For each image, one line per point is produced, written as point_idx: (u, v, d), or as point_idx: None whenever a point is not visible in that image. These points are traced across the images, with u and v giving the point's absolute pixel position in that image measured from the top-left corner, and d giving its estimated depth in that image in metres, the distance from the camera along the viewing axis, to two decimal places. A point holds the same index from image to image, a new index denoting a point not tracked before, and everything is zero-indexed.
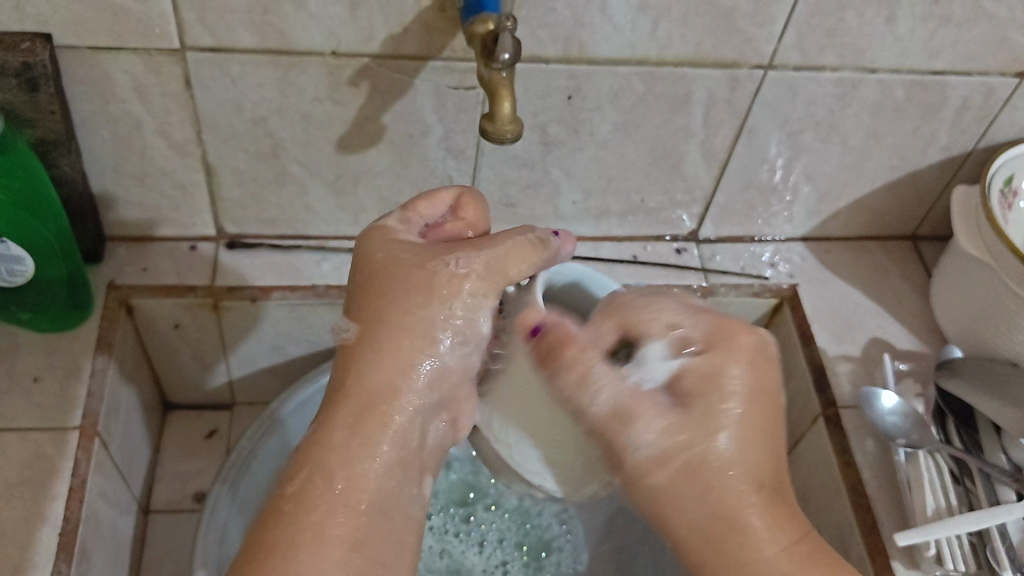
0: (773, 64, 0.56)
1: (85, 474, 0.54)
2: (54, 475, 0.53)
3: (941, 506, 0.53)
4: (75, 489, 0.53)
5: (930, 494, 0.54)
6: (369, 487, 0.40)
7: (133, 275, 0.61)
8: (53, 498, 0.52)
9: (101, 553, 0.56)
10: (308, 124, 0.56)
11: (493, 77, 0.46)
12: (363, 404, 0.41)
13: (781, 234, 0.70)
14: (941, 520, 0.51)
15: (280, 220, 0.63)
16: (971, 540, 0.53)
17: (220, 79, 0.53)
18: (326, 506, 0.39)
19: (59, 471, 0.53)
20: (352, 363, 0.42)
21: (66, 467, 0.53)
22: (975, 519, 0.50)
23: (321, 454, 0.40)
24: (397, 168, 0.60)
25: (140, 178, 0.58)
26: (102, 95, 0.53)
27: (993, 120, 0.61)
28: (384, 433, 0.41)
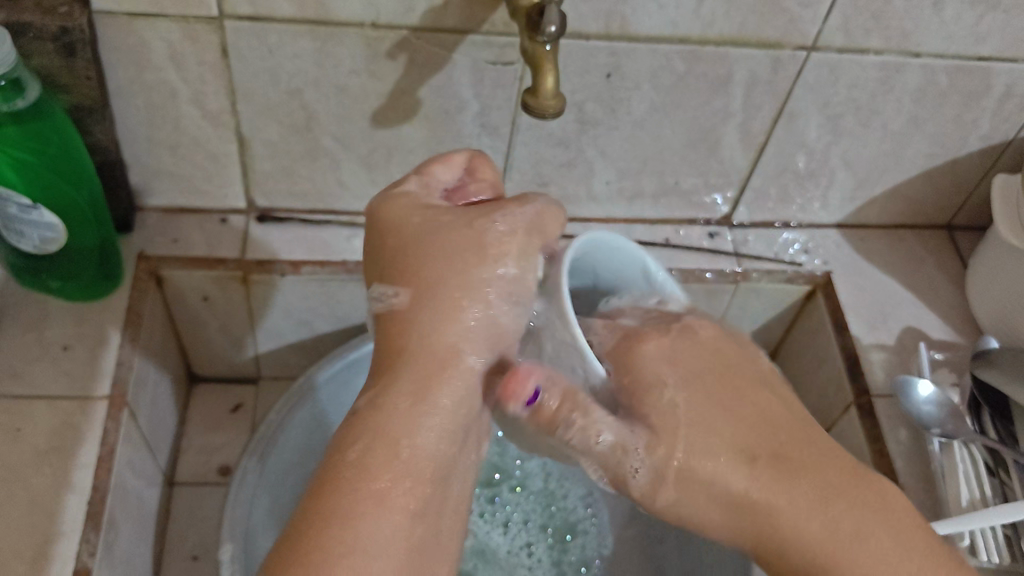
0: (816, 45, 0.55)
1: (114, 443, 0.53)
2: (83, 444, 0.53)
3: (976, 497, 0.53)
4: (103, 459, 0.52)
5: (964, 485, 0.53)
6: (421, 448, 0.39)
7: (163, 246, 0.61)
8: (82, 467, 0.52)
9: (128, 523, 0.56)
10: (343, 97, 0.56)
11: (536, 50, 0.46)
12: (420, 377, 0.40)
13: (815, 220, 0.69)
14: (977, 511, 0.51)
15: (311, 195, 0.63)
16: (1005, 532, 0.52)
17: (257, 49, 0.52)
18: (381, 470, 0.38)
19: (88, 440, 0.53)
20: (400, 325, 0.41)
21: (95, 436, 0.53)
22: (1010, 511, 0.49)
23: (374, 420, 0.39)
24: (431, 144, 0.60)
25: (172, 148, 0.58)
26: (139, 63, 0.52)
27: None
28: (440, 396, 0.40)
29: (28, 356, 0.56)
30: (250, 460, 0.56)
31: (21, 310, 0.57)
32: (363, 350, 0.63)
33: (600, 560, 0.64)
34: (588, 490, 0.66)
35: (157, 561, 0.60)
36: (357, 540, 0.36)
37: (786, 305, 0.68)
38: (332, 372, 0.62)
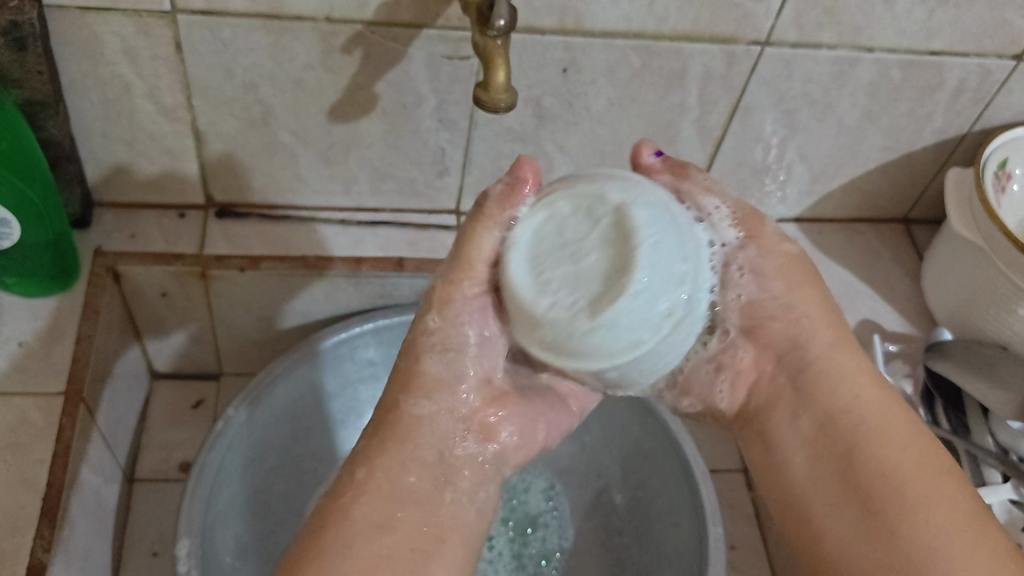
0: (769, 40, 0.55)
1: (69, 440, 0.53)
2: (38, 440, 0.52)
3: None
4: (58, 455, 0.52)
5: None
6: (409, 485, 0.40)
7: (120, 242, 0.61)
8: (37, 463, 0.52)
9: (84, 520, 0.55)
10: (299, 92, 0.56)
11: (486, 44, 0.46)
12: (392, 418, 0.42)
13: (775, 215, 0.69)
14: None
15: (269, 190, 0.62)
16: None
17: (211, 43, 0.52)
18: (374, 516, 0.38)
19: (43, 436, 0.53)
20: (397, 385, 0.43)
21: (50, 432, 0.53)
22: None
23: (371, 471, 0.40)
24: (390, 139, 0.60)
25: (128, 143, 0.58)
26: (91, 57, 0.52)
27: (989, 104, 0.61)
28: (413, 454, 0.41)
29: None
30: (208, 456, 0.56)
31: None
32: (324, 346, 0.63)
33: (560, 553, 0.64)
34: (549, 483, 0.67)
35: (115, 558, 0.60)
36: (350, 547, 0.37)
37: None
38: (294, 367, 0.62)
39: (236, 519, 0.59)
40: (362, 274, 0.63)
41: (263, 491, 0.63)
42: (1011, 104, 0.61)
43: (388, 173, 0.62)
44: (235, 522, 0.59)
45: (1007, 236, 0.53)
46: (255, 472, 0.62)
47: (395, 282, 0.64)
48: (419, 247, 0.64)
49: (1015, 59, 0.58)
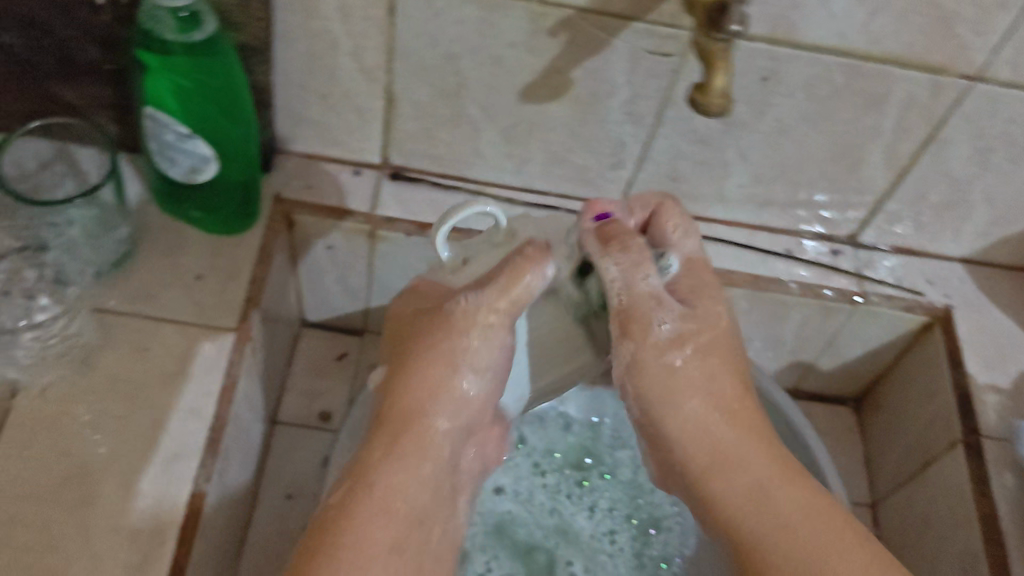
0: (982, 75, 0.54)
1: (236, 376, 0.55)
2: (206, 373, 0.54)
3: None
4: (226, 389, 0.54)
5: None
6: (412, 504, 0.46)
7: (299, 192, 0.62)
8: (205, 395, 0.54)
9: (236, 457, 0.57)
10: (498, 68, 0.56)
11: (709, 46, 0.46)
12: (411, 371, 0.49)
13: (946, 253, 0.68)
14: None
15: (445, 158, 0.64)
16: None
17: (424, 9, 0.53)
18: (386, 504, 0.46)
19: (213, 370, 0.54)
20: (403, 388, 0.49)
21: (220, 365, 0.55)
22: None
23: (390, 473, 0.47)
24: (576, 125, 0.60)
25: (323, 98, 0.59)
26: (306, 10, 0.53)
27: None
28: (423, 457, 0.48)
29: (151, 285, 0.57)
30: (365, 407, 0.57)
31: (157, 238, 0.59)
32: None
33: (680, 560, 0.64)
34: None
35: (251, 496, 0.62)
36: (365, 531, 0.44)
37: (902, 331, 0.67)
38: None
39: None
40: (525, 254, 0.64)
41: None
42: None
43: (564, 157, 0.63)
44: None
45: None
46: None
47: None
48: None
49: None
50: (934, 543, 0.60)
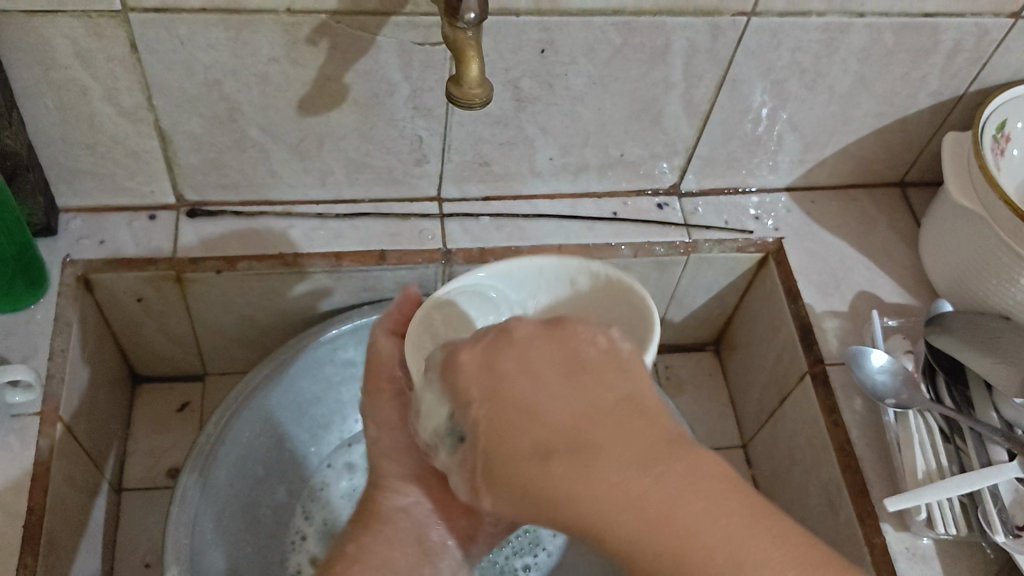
0: (755, 11, 0.62)
1: (47, 463, 0.61)
2: (19, 470, 0.60)
3: (931, 468, 0.62)
4: (37, 481, 0.60)
5: (921, 457, 0.62)
6: None
7: (94, 326, 0.71)
8: (18, 488, 0.59)
9: (65, 542, 0.63)
10: (253, 195, 0.72)
11: (459, 37, 0.50)
12: None
13: (765, 185, 0.80)
14: (928, 486, 0.60)
15: (296, 310, 0.76)
16: (941, 427, 0.65)
17: (198, 167, 0.69)
18: None
19: (23, 460, 0.60)
20: None
21: (29, 454, 0.60)
22: (955, 485, 0.59)
23: None
24: (317, 246, 0.72)
25: (125, 244, 0.70)
26: (91, 150, 0.66)
27: (986, 62, 0.69)
28: None
29: (174, 416, 0.80)
30: (194, 475, 0.65)
31: (8, 337, 0.65)
32: (300, 358, 0.73)
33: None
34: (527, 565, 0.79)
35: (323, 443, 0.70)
36: None
37: (705, 329, 0.86)
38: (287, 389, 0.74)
39: (240, 517, 0.71)
40: (342, 267, 0.72)
41: (254, 493, 0.73)
42: (1007, 63, 0.70)
43: None
44: (229, 536, 0.69)
45: (1003, 203, 0.63)
46: (271, 520, 0.75)
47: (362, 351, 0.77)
48: (400, 238, 0.73)
49: (1009, 18, 0.66)
50: (797, 479, 0.72)
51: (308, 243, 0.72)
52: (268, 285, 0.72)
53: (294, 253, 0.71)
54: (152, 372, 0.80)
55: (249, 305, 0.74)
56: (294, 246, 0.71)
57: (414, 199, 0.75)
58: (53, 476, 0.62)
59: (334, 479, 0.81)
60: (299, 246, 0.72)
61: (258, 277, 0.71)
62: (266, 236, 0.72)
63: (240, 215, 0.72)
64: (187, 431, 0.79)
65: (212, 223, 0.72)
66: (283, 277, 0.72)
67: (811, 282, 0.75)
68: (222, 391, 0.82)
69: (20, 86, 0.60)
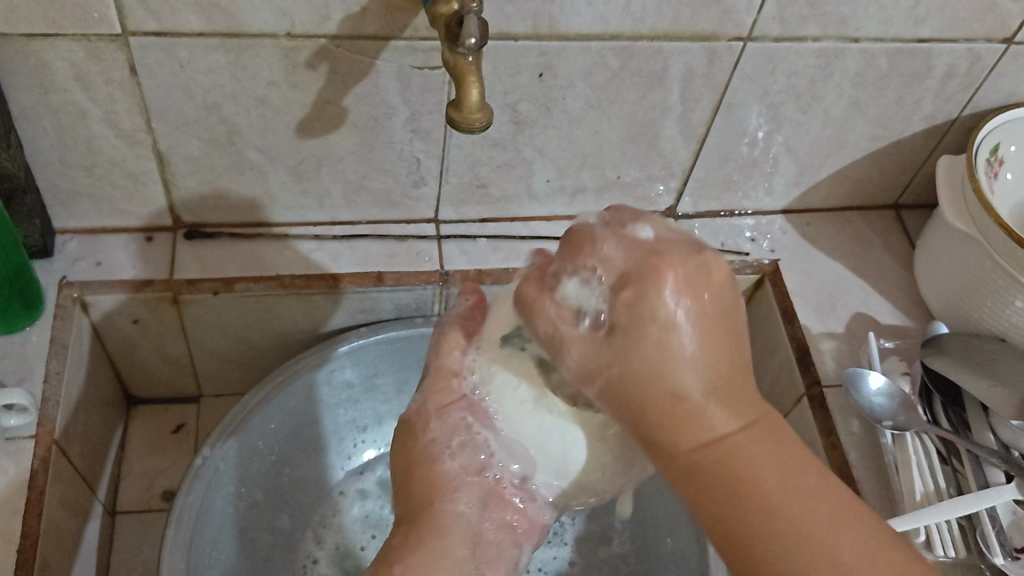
0: (751, 36, 0.63)
1: (42, 487, 0.60)
2: (13, 494, 0.59)
3: (929, 490, 0.62)
4: (32, 505, 0.59)
5: (919, 479, 0.62)
6: None
7: (90, 347, 0.71)
8: (12, 513, 0.59)
9: (58, 566, 0.63)
10: (250, 217, 0.72)
11: (460, 62, 0.50)
12: None
13: (761, 207, 0.80)
14: (927, 508, 0.60)
15: (292, 332, 0.76)
16: (939, 449, 0.65)
17: (196, 189, 0.69)
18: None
19: (18, 484, 0.60)
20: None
21: (24, 478, 0.60)
22: (953, 508, 0.59)
23: None
24: (314, 269, 0.72)
25: (121, 265, 0.70)
26: (89, 172, 0.66)
27: (978, 87, 0.70)
28: None
29: (168, 438, 0.79)
30: (191, 497, 0.65)
31: (3, 359, 0.65)
32: (301, 378, 0.73)
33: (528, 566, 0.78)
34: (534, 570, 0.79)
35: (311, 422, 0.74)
36: None
37: None
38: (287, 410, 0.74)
39: (235, 540, 0.70)
40: (340, 289, 0.72)
41: (250, 515, 0.73)
42: (1000, 87, 0.71)
43: None
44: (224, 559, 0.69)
45: (999, 225, 0.63)
46: (267, 543, 0.74)
47: (360, 373, 0.77)
48: (397, 260, 0.73)
49: (1001, 43, 0.66)
50: None
51: (306, 264, 0.72)
52: (265, 306, 0.72)
53: (292, 275, 0.71)
54: (147, 394, 0.80)
55: (245, 326, 0.74)
56: (291, 268, 0.71)
57: (411, 221, 0.75)
58: (48, 499, 0.61)
59: (346, 507, 0.82)
60: (296, 268, 0.71)
61: (255, 297, 0.71)
62: (262, 257, 0.72)
63: (238, 236, 0.72)
64: (181, 454, 0.79)
65: (209, 244, 0.72)
66: (281, 298, 0.72)
67: (806, 303, 0.75)
68: (217, 413, 0.82)
69: (19, 109, 0.60)
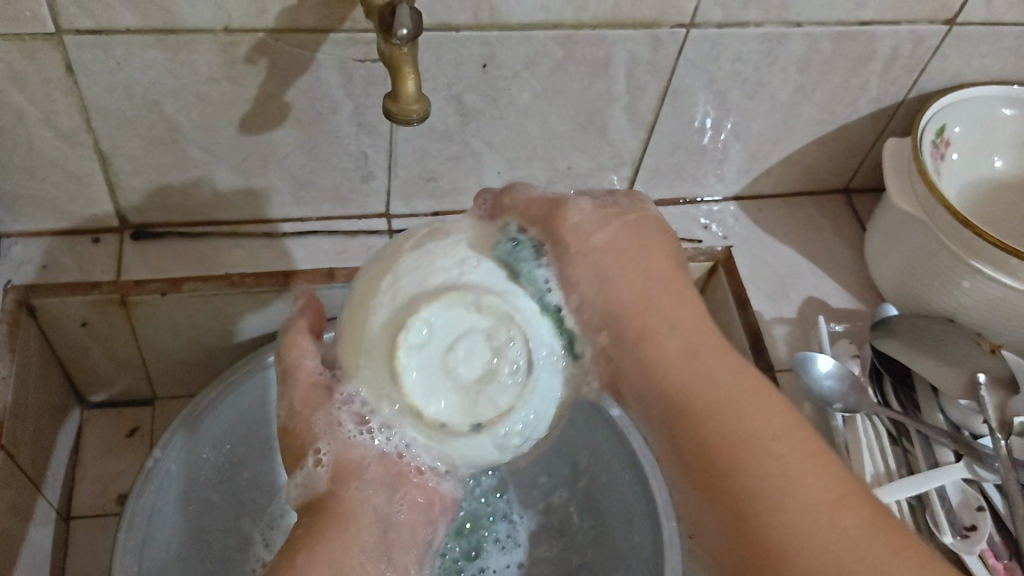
0: (693, 22, 0.63)
1: None
2: None
3: (879, 471, 0.62)
4: None
5: (869, 460, 0.63)
6: None
7: (37, 351, 0.70)
8: None
9: None
10: (198, 216, 0.72)
11: (394, 53, 0.50)
12: None
13: (713, 194, 0.80)
14: (877, 489, 0.60)
15: (245, 330, 0.75)
16: (889, 432, 0.65)
17: (141, 189, 0.68)
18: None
19: None
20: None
21: None
22: (901, 488, 0.59)
23: None
24: (263, 266, 0.71)
25: (66, 268, 0.69)
26: (29, 175, 0.65)
27: (923, 69, 0.71)
28: None
29: (122, 442, 0.79)
30: (142, 500, 0.64)
31: None
32: (252, 376, 0.72)
33: (499, 553, 0.79)
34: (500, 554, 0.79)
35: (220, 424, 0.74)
36: None
37: None
38: (240, 411, 0.73)
39: (189, 543, 0.70)
40: (291, 286, 0.71)
41: (203, 517, 0.72)
42: (944, 69, 0.71)
43: None
44: (177, 562, 0.68)
45: (943, 206, 0.64)
46: (223, 544, 0.74)
47: None
48: (348, 256, 0.73)
49: (943, 25, 0.67)
50: None
51: (255, 263, 0.71)
52: (215, 306, 0.72)
53: (241, 274, 0.70)
54: (100, 398, 0.79)
55: (195, 327, 0.74)
56: (241, 267, 0.71)
57: (362, 217, 0.75)
58: None
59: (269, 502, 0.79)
60: (246, 266, 0.71)
61: (206, 297, 0.71)
62: (212, 256, 0.71)
63: (187, 236, 0.72)
64: (137, 457, 0.78)
65: (158, 244, 0.71)
66: (232, 296, 0.71)
67: (759, 289, 0.75)
68: (172, 415, 0.81)
69: None
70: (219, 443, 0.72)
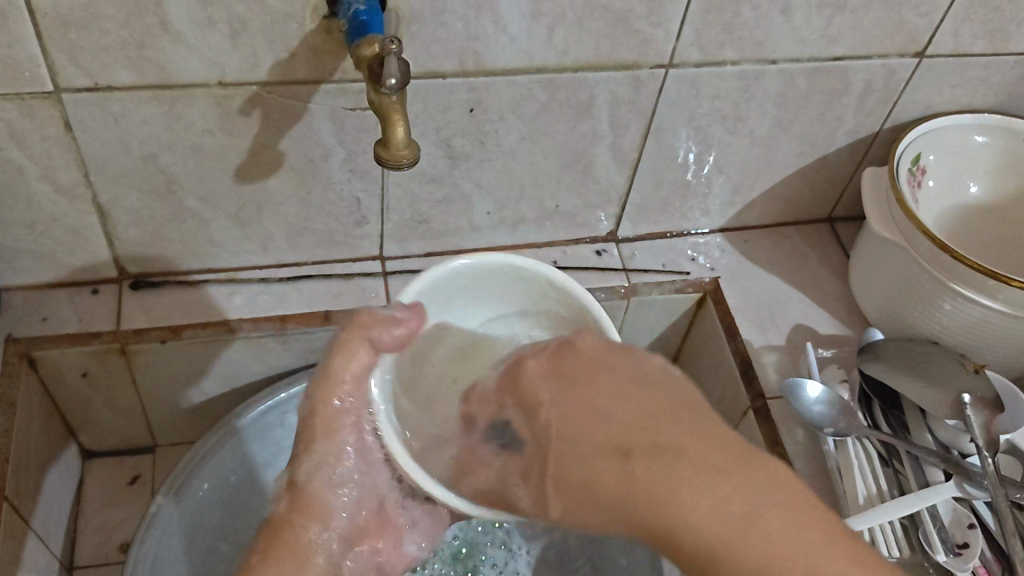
0: (672, 63, 0.65)
1: None
2: None
3: (871, 492, 0.63)
4: None
5: (861, 482, 0.64)
6: None
7: (38, 402, 0.71)
8: None
9: None
10: (194, 265, 0.73)
11: (386, 103, 0.52)
12: None
13: (700, 227, 0.82)
14: (870, 510, 0.61)
15: (245, 375, 0.77)
16: (880, 454, 0.67)
17: (139, 239, 0.69)
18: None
19: None
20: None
21: None
22: (893, 509, 0.60)
23: None
24: (260, 310, 0.73)
25: (66, 319, 0.70)
26: (30, 229, 0.66)
27: (896, 101, 0.73)
28: None
29: (123, 490, 0.79)
30: (143, 546, 0.64)
31: None
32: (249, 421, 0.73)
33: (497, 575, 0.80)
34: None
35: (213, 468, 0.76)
36: None
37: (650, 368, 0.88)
38: (239, 456, 0.74)
39: None
40: (288, 330, 0.72)
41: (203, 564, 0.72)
42: (917, 100, 0.73)
43: None
44: None
45: (921, 232, 0.65)
46: None
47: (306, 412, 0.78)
48: (344, 297, 0.74)
49: (914, 58, 0.69)
50: None
51: (254, 308, 0.73)
52: (215, 351, 0.73)
53: (240, 319, 0.72)
54: (100, 447, 0.80)
55: (194, 373, 0.75)
56: (240, 312, 0.72)
57: (357, 259, 0.77)
58: None
59: None
60: (244, 312, 0.72)
61: (206, 343, 0.72)
62: (211, 302, 0.72)
63: (185, 284, 0.73)
64: (137, 503, 0.79)
65: (157, 293, 0.72)
66: (231, 341, 0.72)
67: (748, 317, 0.77)
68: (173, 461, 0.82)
69: None
70: (218, 487, 0.73)
